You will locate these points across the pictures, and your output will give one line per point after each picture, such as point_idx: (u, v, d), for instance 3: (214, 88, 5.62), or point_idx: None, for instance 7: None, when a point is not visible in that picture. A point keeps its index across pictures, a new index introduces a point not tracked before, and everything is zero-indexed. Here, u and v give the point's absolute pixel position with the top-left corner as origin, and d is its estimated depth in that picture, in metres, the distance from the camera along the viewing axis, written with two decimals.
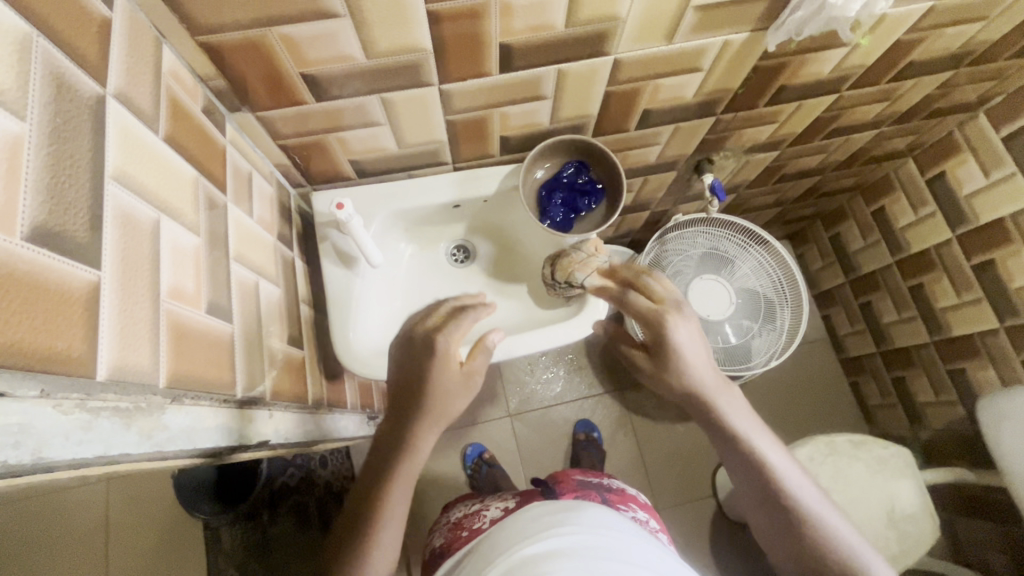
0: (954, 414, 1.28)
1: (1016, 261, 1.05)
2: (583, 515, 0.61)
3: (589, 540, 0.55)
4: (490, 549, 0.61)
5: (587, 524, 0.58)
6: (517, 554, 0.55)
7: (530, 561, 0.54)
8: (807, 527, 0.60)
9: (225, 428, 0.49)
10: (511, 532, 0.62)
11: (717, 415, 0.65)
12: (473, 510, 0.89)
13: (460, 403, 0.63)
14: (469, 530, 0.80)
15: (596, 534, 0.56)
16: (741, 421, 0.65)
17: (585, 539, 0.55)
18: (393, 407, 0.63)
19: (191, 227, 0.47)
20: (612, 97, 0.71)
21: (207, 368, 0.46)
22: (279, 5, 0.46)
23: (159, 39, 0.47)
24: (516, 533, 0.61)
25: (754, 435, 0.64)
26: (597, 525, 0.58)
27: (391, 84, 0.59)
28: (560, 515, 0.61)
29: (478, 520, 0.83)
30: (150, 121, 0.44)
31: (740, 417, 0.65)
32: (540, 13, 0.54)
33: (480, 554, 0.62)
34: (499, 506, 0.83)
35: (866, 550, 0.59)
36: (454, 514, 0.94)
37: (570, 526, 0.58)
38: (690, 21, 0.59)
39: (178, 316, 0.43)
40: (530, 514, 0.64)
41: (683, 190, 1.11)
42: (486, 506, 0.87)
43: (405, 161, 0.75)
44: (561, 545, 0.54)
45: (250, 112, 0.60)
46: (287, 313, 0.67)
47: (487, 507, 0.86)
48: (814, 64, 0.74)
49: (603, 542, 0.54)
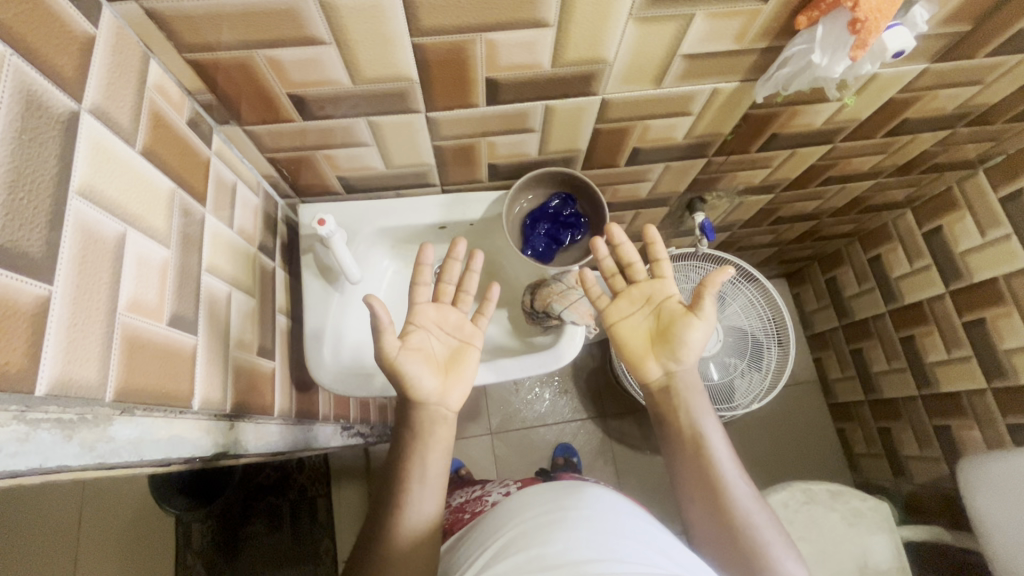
0: (937, 470, 1.26)
1: (1007, 322, 1.04)
2: (589, 491, 0.66)
3: (595, 515, 0.59)
4: (500, 519, 0.66)
5: (594, 501, 0.63)
6: (523, 524, 0.60)
7: (537, 529, 0.59)
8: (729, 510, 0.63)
9: (178, 440, 0.49)
10: (520, 505, 0.66)
11: (677, 393, 0.70)
12: (475, 496, 0.87)
13: (428, 379, 0.65)
14: (471, 513, 0.80)
15: (601, 511, 0.61)
16: (697, 398, 0.70)
17: (592, 513, 0.60)
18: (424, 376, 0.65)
19: (162, 240, 0.48)
20: (601, 134, 0.71)
21: (162, 382, 0.46)
22: (266, 28, 0.47)
23: (146, 55, 0.49)
24: (525, 505, 0.65)
25: (704, 418, 0.68)
26: (603, 503, 0.63)
27: (379, 109, 0.60)
28: (565, 492, 0.65)
29: (480, 504, 0.82)
30: (128, 135, 0.45)
31: (697, 396, 0.70)
32: (527, 52, 0.54)
33: (485, 526, 0.67)
34: (500, 492, 0.82)
35: (780, 548, 0.61)
36: (455, 499, 0.93)
37: (576, 503, 0.62)
38: (677, 68, 0.60)
39: (134, 330, 0.43)
40: (542, 488, 0.69)
41: (676, 225, 1.11)
42: (488, 491, 0.86)
43: (394, 180, 0.76)
44: (567, 517, 0.59)
45: (238, 126, 0.61)
46: (261, 323, 0.68)
47: (489, 492, 0.85)
48: (806, 115, 0.74)
49: (608, 519, 0.59)
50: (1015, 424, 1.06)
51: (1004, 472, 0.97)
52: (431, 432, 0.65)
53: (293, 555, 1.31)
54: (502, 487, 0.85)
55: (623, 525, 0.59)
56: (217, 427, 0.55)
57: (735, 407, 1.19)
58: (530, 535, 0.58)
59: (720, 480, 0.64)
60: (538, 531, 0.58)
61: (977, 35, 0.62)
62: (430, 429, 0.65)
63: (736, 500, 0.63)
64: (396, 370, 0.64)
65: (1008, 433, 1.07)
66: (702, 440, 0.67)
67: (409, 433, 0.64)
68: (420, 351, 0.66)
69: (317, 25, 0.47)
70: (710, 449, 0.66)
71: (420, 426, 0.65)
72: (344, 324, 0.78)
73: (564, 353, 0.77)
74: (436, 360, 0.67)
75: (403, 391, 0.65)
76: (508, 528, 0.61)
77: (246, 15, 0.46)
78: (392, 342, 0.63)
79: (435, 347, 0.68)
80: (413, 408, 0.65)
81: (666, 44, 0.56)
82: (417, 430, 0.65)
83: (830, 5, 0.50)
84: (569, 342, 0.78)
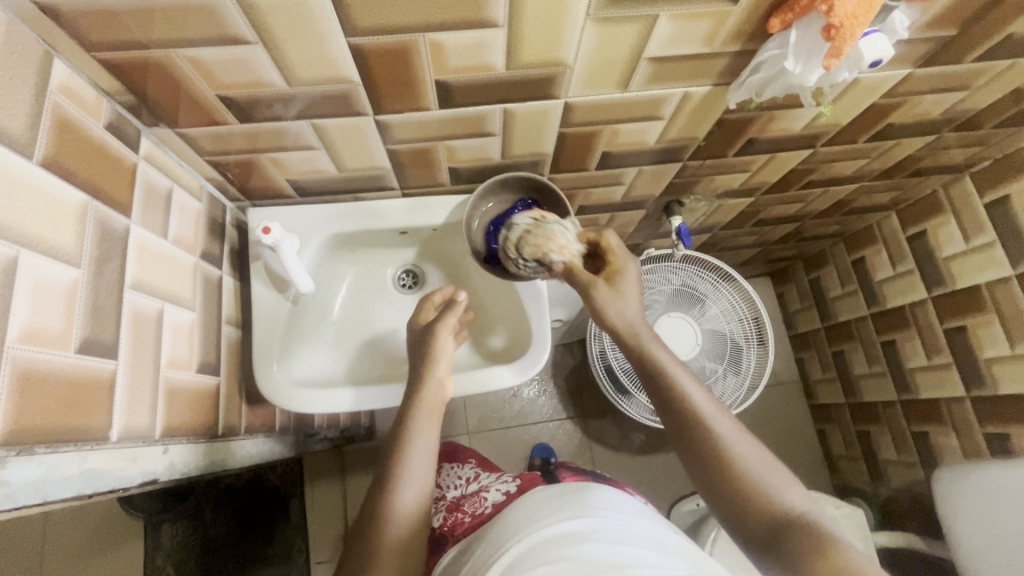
0: (914, 476, 1.25)
1: (987, 331, 1.02)
2: (589, 497, 0.63)
3: (598, 525, 0.57)
4: (497, 532, 0.62)
5: (593, 504, 0.61)
6: (527, 538, 0.57)
7: (542, 546, 0.56)
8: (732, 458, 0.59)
9: (95, 472, 0.46)
10: (519, 516, 0.63)
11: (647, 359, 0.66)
12: (472, 491, 0.82)
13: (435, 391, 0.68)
14: (472, 516, 0.75)
15: (603, 519, 0.58)
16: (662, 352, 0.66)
17: (596, 524, 0.57)
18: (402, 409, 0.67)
19: (71, 260, 0.44)
20: (567, 138, 0.67)
21: (71, 416, 0.43)
22: (182, 27, 0.43)
23: (49, 54, 0.44)
24: (525, 515, 0.62)
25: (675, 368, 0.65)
26: (607, 506, 0.61)
27: (322, 112, 0.55)
28: (568, 500, 0.63)
29: (479, 504, 0.77)
30: (23, 146, 0.40)
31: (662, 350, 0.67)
32: (476, 55, 0.50)
33: (487, 540, 0.62)
34: (500, 491, 0.77)
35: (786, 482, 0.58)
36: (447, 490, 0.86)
37: (579, 510, 0.60)
38: (644, 71, 0.56)
39: (32, 363, 0.39)
40: (541, 495, 0.66)
41: (654, 228, 1.07)
42: (486, 486, 0.81)
43: (349, 184, 0.71)
44: (578, 532, 0.56)
45: (169, 128, 0.56)
46: (203, 337, 0.64)
47: (487, 489, 0.80)
48: (784, 120, 0.70)
49: (611, 527, 0.57)
50: (991, 433, 1.04)
51: (979, 484, 0.96)
52: (417, 413, 0.66)
53: (265, 555, 1.28)
54: (501, 483, 0.80)
55: (624, 528, 0.58)
56: (147, 454, 0.53)
57: None
58: (538, 551, 0.55)
59: (718, 441, 0.60)
60: (543, 549, 0.55)
61: (964, 39, 0.58)
62: (420, 408, 0.66)
63: (736, 451, 0.60)
64: (427, 368, 0.68)
65: (985, 442, 1.06)
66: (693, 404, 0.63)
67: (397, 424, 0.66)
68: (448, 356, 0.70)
69: (239, 23, 0.43)
70: (703, 413, 0.62)
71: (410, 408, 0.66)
72: (299, 335, 0.74)
73: (526, 368, 0.73)
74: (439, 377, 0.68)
75: (404, 412, 0.66)
76: (511, 543, 0.58)
77: (156, 14, 0.41)
78: (445, 347, 0.69)
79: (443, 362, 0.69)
80: (414, 392, 0.67)
81: (629, 47, 0.52)
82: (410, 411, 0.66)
83: (804, 7, 0.46)
84: (535, 353, 0.73)
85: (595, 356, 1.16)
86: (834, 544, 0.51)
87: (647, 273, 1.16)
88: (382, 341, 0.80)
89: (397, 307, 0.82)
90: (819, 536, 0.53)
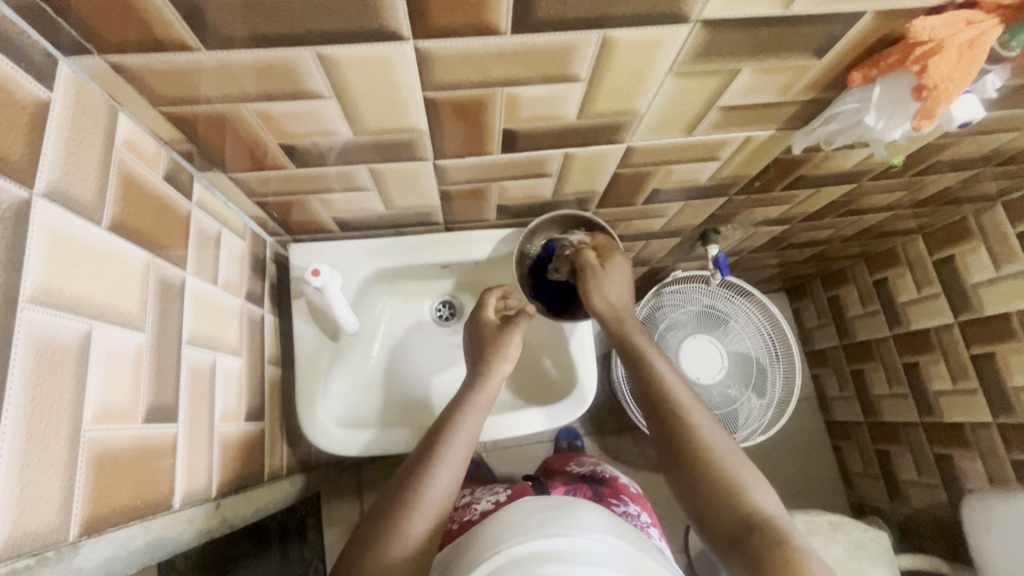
0: (936, 497, 1.25)
1: (1017, 359, 1.02)
2: (580, 509, 0.51)
3: (588, 548, 0.45)
4: (472, 540, 0.51)
5: (586, 519, 0.49)
6: (502, 553, 0.46)
7: (520, 564, 0.45)
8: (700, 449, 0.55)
9: (157, 542, 0.44)
10: (500, 521, 0.51)
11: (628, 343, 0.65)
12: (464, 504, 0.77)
13: (492, 387, 0.67)
14: (458, 524, 0.70)
15: (596, 540, 0.46)
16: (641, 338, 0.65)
17: (585, 546, 0.45)
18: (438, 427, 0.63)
19: (136, 325, 0.42)
20: (621, 177, 0.66)
21: (136, 489, 0.41)
22: (256, 84, 0.41)
23: (114, 108, 0.42)
24: (505, 521, 0.51)
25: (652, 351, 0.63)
26: (600, 525, 0.49)
27: (383, 157, 0.54)
28: (556, 509, 0.51)
29: (468, 513, 0.72)
30: (93, 211, 0.39)
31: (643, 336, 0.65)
32: (551, 105, 0.48)
33: (463, 550, 0.52)
34: (490, 501, 0.72)
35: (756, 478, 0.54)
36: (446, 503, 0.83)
37: (564, 527, 0.47)
38: (713, 118, 0.55)
39: (103, 441, 0.38)
40: (529, 501, 0.53)
41: (685, 252, 1.06)
42: (477, 498, 0.76)
43: (394, 220, 0.69)
44: (557, 550, 0.45)
45: (222, 172, 0.54)
46: (248, 382, 0.62)
47: (478, 499, 0.75)
48: (839, 159, 0.69)
49: (603, 554, 0.45)
50: (1019, 460, 1.05)
51: (1012, 513, 0.96)
52: (460, 419, 0.63)
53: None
54: (492, 494, 0.75)
55: (620, 559, 0.45)
56: (203, 510, 0.50)
57: (740, 437, 1.14)
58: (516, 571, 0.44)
59: (690, 425, 0.57)
60: (520, 567, 0.44)
61: None
62: (463, 411, 0.64)
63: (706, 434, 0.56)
64: (484, 382, 0.67)
65: (1012, 468, 1.06)
66: (669, 386, 0.60)
67: (434, 430, 0.63)
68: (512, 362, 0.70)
69: (317, 79, 0.41)
70: (676, 397, 0.59)
71: (456, 415, 0.64)
72: (339, 373, 0.72)
73: (558, 418, 0.73)
74: (498, 378, 0.68)
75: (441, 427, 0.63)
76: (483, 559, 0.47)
77: (230, 73, 0.40)
78: (502, 368, 0.69)
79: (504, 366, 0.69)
80: (458, 403, 0.65)
81: (704, 97, 0.50)
82: (455, 416, 0.64)
83: (893, 63, 0.45)
84: (571, 404, 0.73)
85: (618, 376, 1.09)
86: (800, 555, 0.46)
87: (674, 293, 1.13)
88: (421, 377, 0.77)
89: (436, 340, 0.80)
90: (784, 544, 0.47)
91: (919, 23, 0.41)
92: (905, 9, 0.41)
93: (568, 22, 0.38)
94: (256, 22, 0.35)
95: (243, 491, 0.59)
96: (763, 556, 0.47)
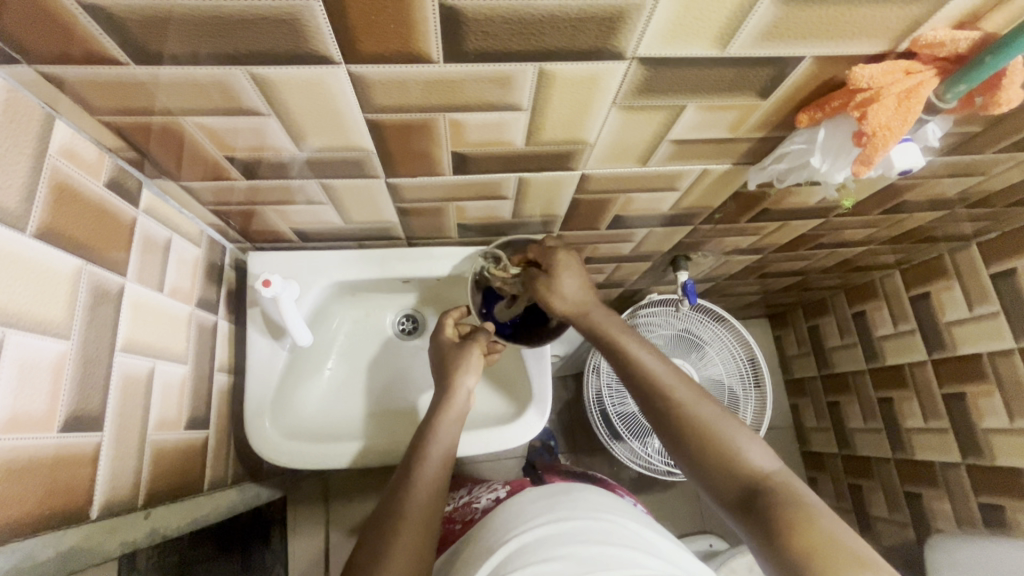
0: (906, 535, 1.24)
1: (987, 401, 1.02)
2: (578, 498, 0.59)
3: (587, 526, 0.53)
4: (488, 534, 0.59)
5: (583, 507, 0.58)
6: (515, 539, 0.53)
7: (531, 548, 0.51)
8: (689, 421, 0.54)
9: (75, 552, 0.43)
10: (512, 515, 0.60)
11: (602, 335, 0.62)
12: (463, 503, 0.79)
13: (460, 403, 0.67)
14: (461, 525, 0.73)
15: (593, 521, 0.54)
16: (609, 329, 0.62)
17: (581, 525, 0.53)
18: (411, 447, 0.63)
19: (60, 333, 0.42)
20: (581, 203, 0.66)
21: (48, 498, 0.41)
22: (192, 99, 0.41)
23: (51, 116, 0.42)
24: (510, 518, 0.59)
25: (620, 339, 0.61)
26: (592, 507, 0.58)
27: (332, 173, 0.54)
28: (554, 499, 0.60)
29: (468, 512, 0.74)
30: (15, 219, 0.39)
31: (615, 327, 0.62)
32: (497, 131, 0.48)
33: (474, 548, 0.58)
34: (489, 499, 0.74)
35: (744, 437, 0.53)
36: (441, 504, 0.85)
37: (566, 513, 0.56)
38: (665, 150, 0.55)
39: (9, 451, 0.38)
40: (524, 506, 0.60)
41: (659, 276, 1.05)
42: (475, 496, 0.79)
43: (354, 233, 0.69)
44: (558, 534, 0.52)
45: (171, 181, 0.54)
46: (193, 391, 0.61)
47: (476, 498, 0.78)
48: (801, 194, 0.69)
49: (601, 530, 0.53)
50: (986, 502, 1.04)
51: (973, 557, 0.95)
52: (432, 437, 0.63)
53: None
54: (491, 491, 0.77)
55: (612, 530, 0.54)
56: (131, 522, 0.50)
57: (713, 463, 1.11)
58: (525, 552, 0.51)
59: (679, 400, 0.55)
60: (532, 550, 0.51)
61: (985, 137, 0.58)
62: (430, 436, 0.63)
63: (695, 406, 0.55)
64: (449, 399, 0.67)
65: (979, 510, 1.06)
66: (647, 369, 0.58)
67: (410, 449, 0.63)
68: (478, 375, 0.69)
69: (253, 97, 0.41)
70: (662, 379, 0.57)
71: (426, 438, 0.63)
72: (291, 384, 0.72)
73: (539, 419, 0.73)
74: (467, 393, 0.68)
75: (416, 446, 0.63)
76: (498, 547, 0.54)
77: (195, 88, 0.40)
78: (467, 381, 0.68)
79: (469, 381, 0.68)
80: (428, 421, 0.65)
81: (651, 131, 0.50)
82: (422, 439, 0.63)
83: (835, 108, 0.45)
84: (542, 403, 0.74)
85: (591, 394, 1.05)
86: (807, 510, 0.45)
87: (650, 315, 1.09)
88: (378, 392, 0.77)
89: (394, 354, 0.79)
90: (789, 500, 0.47)
91: (860, 70, 0.41)
92: (842, 57, 0.42)
93: (500, 54, 0.38)
94: (184, 42, 0.35)
95: (177, 500, 0.58)
96: (773, 514, 0.46)
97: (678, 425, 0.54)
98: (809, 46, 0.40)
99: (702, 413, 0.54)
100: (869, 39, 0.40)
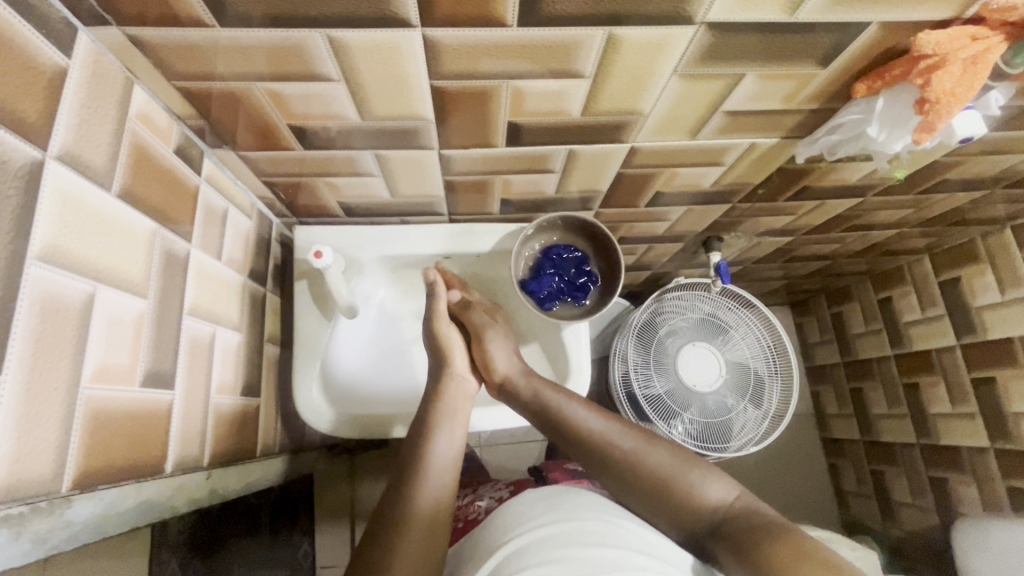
0: (929, 520, 1.25)
1: (1018, 385, 1.02)
2: (578, 499, 0.59)
3: (590, 526, 0.54)
4: (527, 503, 0.60)
5: (586, 506, 0.58)
6: (521, 536, 0.53)
7: (534, 547, 0.52)
8: (644, 471, 0.61)
9: (148, 505, 0.45)
10: (510, 513, 0.59)
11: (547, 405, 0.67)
12: (466, 502, 0.81)
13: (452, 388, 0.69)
14: (463, 522, 0.74)
15: (591, 521, 0.55)
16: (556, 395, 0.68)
17: (584, 526, 0.54)
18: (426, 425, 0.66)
19: (139, 291, 0.44)
20: (624, 178, 0.66)
21: (130, 451, 0.43)
22: (267, 63, 0.42)
23: (130, 80, 0.44)
24: (512, 512, 0.59)
25: (570, 405, 0.67)
26: (595, 506, 0.58)
27: (389, 144, 0.55)
28: (557, 496, 0.60)
29: (472, 510, 0.76)
30: (101, 177, 0.40)
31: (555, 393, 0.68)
32: (557, 100, 0.49)
33: (478, 542, 0.58)
34: (494, 497, 0.76)
35: (696, 474, 0.61)
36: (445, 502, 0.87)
37: (568, 512, 0.56)
38: (716, 122, 0.55)
39: (101, 400, 0.39)
40: (534, 496, 0.61)
41: (688, 258, 1.05)
42: (479, 496, 0.80)
43: (398, 208, 0.70)
44: (561, 535, 0.53)
45: (232, 150, 0.55)
46: (246, 358, 0.63)
47: (479, 497, 0.80)
48: (842, 171, 0.70)
49: (599, 532, 0.53)
50: (1015, 487, 1.04)
51: (1000, 540, 0.96)
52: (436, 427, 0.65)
53: None
54: (494, 491, 0.79)
55: (614, 530, 0.54)
56: (196, 481, 0.52)
57: (729, 448, 1.06)
58: (531, 551, 0.51)
59: (633, 458, 0.62)
60: (535, 550, 0.51)
61: None
62: (448, 418, 0.67)
63: (646, 461, 0.62)
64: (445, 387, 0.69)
65: (1007, 494, 1.06)
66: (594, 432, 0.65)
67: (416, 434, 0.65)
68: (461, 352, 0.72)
69: (327, 62, 0.42)
70: (608, 438, 0.64)
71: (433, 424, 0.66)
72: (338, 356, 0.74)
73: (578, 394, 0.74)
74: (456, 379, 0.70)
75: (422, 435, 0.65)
76: (503, 543, 0.54)
77: (243, 51, 0.41)
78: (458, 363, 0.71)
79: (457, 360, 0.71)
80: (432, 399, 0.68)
81: (706, 101, 0.51)
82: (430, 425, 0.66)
83: (896, 76, 0.46)
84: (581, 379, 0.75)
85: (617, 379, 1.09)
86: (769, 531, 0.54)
87: (677, 298, 1.09)
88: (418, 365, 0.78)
89: None
90: (753, 529, 0.54)
91: (925, 36, 0.41)
92: (909, 24, 0.42)
93: (575, 17, 0.39)
94: (270, 4, 0.37)
95: (234, 466, 0.60)
96: (747, 544, 0.53)
97: (636, 477, 0.61)
98: (877, 12, 0.41)
99: (654, 462, 0.62)
100: (937, 5, 0.40)
